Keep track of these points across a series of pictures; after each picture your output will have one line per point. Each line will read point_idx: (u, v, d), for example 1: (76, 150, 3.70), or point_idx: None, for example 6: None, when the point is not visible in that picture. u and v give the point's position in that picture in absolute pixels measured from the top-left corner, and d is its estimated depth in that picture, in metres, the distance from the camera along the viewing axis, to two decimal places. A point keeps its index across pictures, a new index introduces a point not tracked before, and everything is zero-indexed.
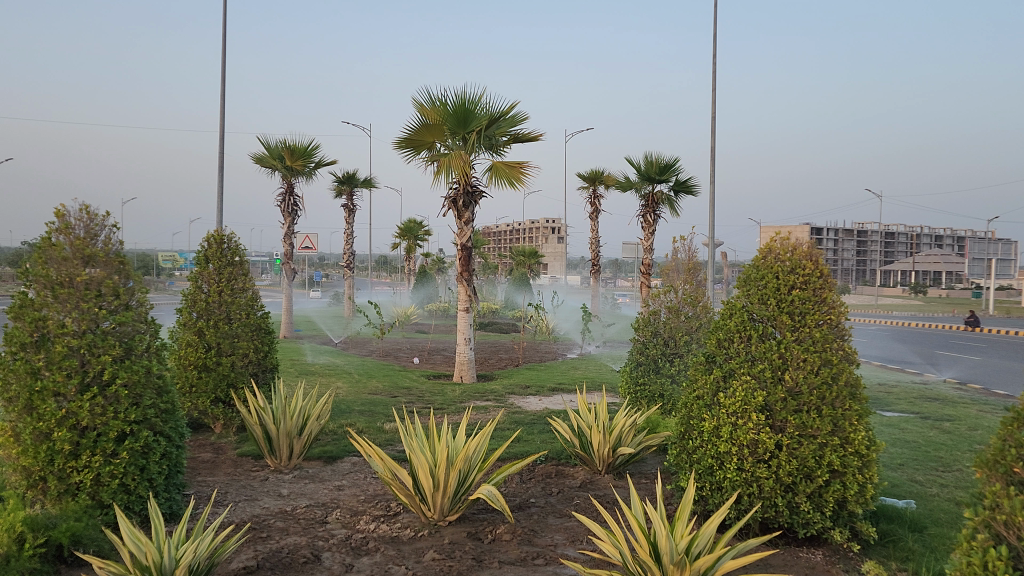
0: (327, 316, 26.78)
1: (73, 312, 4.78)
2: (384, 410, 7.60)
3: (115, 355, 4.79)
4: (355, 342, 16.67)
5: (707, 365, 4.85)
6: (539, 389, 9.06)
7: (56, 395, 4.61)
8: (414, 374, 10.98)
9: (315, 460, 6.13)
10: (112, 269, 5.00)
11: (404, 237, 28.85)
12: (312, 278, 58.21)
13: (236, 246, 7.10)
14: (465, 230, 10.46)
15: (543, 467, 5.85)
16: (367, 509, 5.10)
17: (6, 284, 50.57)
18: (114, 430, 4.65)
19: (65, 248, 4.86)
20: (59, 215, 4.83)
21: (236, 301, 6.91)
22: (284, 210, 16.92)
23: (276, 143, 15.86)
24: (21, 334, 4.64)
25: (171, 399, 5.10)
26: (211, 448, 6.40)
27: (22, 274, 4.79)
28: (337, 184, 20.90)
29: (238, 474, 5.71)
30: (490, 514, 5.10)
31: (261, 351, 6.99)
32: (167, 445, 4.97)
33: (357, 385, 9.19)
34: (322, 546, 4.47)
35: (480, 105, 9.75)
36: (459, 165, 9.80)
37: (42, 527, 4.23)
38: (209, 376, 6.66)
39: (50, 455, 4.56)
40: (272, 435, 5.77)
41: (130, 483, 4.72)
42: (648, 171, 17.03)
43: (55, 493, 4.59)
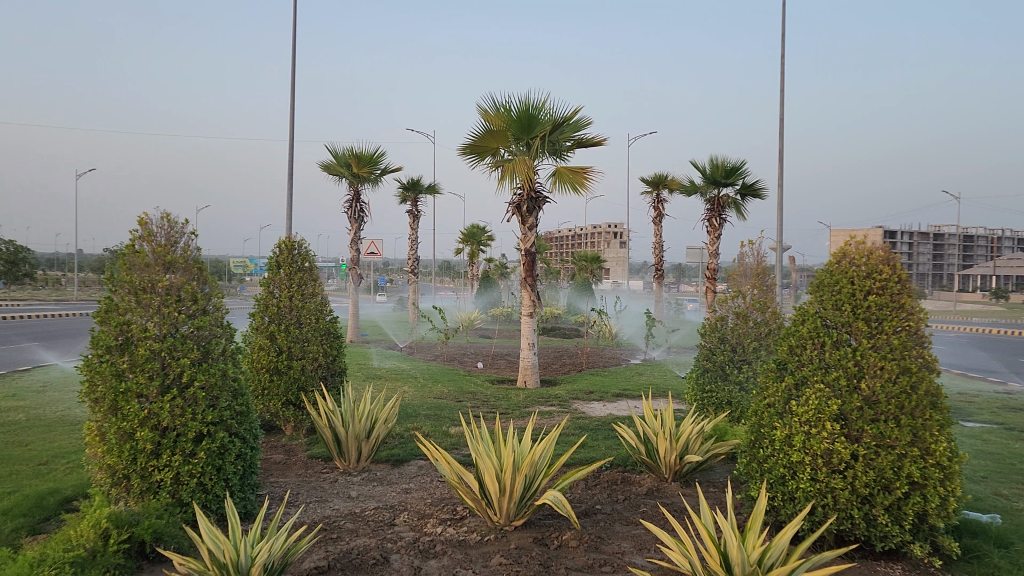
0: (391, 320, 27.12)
1: (155, 317, 4.97)
2: (450, 415, 7.67)
3: (193, 358, 4.97)
4: (420, 346, 16.86)
5: (778, 372, 4.77)
6: (604, 395, 9.00)
7: (139, 396, 4.80)
8: (479, 378, 11.06)
9: (382, 463, 6.22)
10: (191, 275, 5.18)
11: (467, 242, 29.06)
12: (378, 284, 59.11)
13: (306, 251, 7.24)
14: (530, 235, 10.49)
15: (608, 474, 5.82)
16: (434, 512, 5.15)
17: (89, 290, 53.14)
18: (192, 430, 4.80)
19: (147, 255, 5.05)
20: (142, 223, 5.03)
21: (306, 305, 7.06)
22: (351, 216, 17.24)
23: (343, 151, 16.20)
24: (106, 338, 4.83)
25: (245, 401, 5.25)
26: (283, 450, 6.56)
27: (107, 279, 4.99)
28: (402, 190, 21.20)
29: (309, 476, 5.83)
30: (557, 520, 5.09)
31: (330, 355, 7.12)
32: (243, 446, 5.11)
33: (423, 388, 9.31)
34: (390, 548, 4.53)
35: (544, 111, 9.76)
36: (523, 171, 9.82)
37: (126, 523, 4.41)
38: (281, 379, 6.83)
39: (133, 454, 4.74)
40: (341, 438, 5.89)
41: (207, 483, 4.86)
42: (714, 174, 16.79)
43: (137, 491, 4.78)
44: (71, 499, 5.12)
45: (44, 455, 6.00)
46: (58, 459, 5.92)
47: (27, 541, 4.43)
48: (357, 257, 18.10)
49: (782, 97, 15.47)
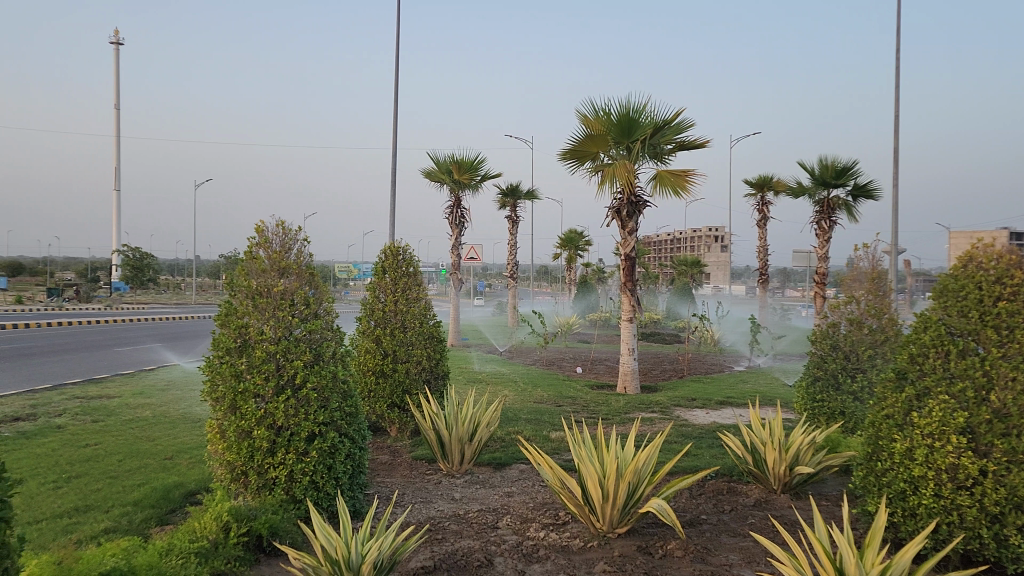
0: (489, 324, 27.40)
1: (271, 320, 5.18)
2: (551, 419, 7.68)
3: (306, 360, 5.15)
4: (518, 350, 16.97)
5: (898, 382, 4.55)
6: (707, 402, 8.81)
7: (256, 396, 5.02)
8: (578, 384, 11.01)
9: (484, 466, 6.28)
10: (304, 281, 5.38)
11: (564, 247, 29.05)
12: (477, 288, 59.92)
13: (410, 257, 7.43)
14: (630, 240, 10.39)
15: (713, 484, 5.70)
16: (537, 517, 5.16)
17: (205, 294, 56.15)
18: (305, 430, 4.98)
19: (264, 261, 5.28)
20: (258, 230, 5.26)
21: (411, 310, 7.21)
22: (452, 222, 17.53)
23: (444, 158, 16.51)
24: (226, 340, 5.08)
25: (354, 403, 5.41)
26: (389, 451, 6.73)
27: (227, 284, 5.25)
28: (500, 196, 21.42)
29: (414, 477, 5.95)
30: (661, 529, 5.01)
31: (434, 358, 7.26)
32: (352, 446, 5.27)
33: (524, 392, 9.35)
34: (495, 551, 4.57)
35: (645, 114, 9.66)
36: (624, 175, 9.72)
37: (244, 518, 4.62)
38: (387, 382, 7.00)
39: (251, 451, 4.96)
40: (445, 440, 5.99)
41: (319, 481, 5.04)
42: (823, 175, 16.21)
43: (255, 487, 5.01)
44: (193, 492, 5.40)
45: (170, 449, 6.37)
46: (182, 454, 6.25)
47: (155, 531, 4.71)
48: (458, 263, 18.38)
49: (896, 94, 14.82)
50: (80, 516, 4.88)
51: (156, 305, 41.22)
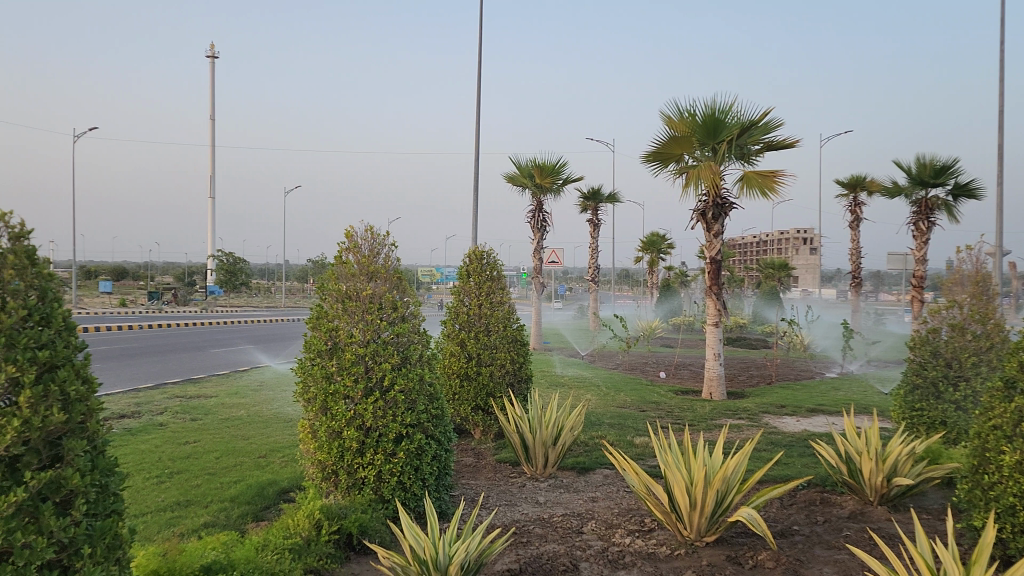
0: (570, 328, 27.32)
1: (360, 323, 5.29)
2: (634, 424, 7.60)
3: (394, 363, 5.24)
4: (600, 354, 16.85)
5: (1006, 391, 4.32)
6: (797, 410, 8.56)
7: (346, 397, 5.14)
8: (662, 389, 10.87)
9: (568, 470, 6.27)
10: (391, 285, 5.48)
11: (646, 250, 28.72)
12: (557, 292, 59.88)
13: (494, 261, 7.49)
14: (715, 242, 10.19)
15: (805, 494, 5.54)
16: (622, 523, 5.11)
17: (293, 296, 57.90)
18: (392, 431, 5.08)
19: (353, 265, 5.41)
20: (348, 235, 5.39)
21: (494, 314, 7.27)
22: (534, 226, 17.57)
23: (526, 163, 16.58)
24: (317, 342, 5.23)
25: (440, 406, 5.48)
26: (472, 453, 6.79)
27: (319, 287, 5.42)
28: (582, 199, 21.38)
29: (498, 480, 5.99)
30: (751, 539, 4.89)
31: (517, 362, 7.29)
32: (438, 448, 5.34)
33: (606, 397, 9.29)
34: (579, 556, 4.55)
35: (731, 114, 9.47)
36: (709, 176, 9.55)
37: (335, 516, 4.74)
38: (471, 385, 7.07)
39: (341, 451, 5.09)
40: (529, 443, 6.01)
41: (406, 481, 5.14)
42: (921, 175, 15.56)
43: (344, 486, 5.13)
44: (286, 490, 5.58)
45: (264, 448, 6.59)
46: (275, 452, 6.47)
47: (251, 526, 4.88)
48: (539, 266, 18.45)
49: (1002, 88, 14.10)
50: (182, 510, 5.10)
51: (247, 305, 45.99)
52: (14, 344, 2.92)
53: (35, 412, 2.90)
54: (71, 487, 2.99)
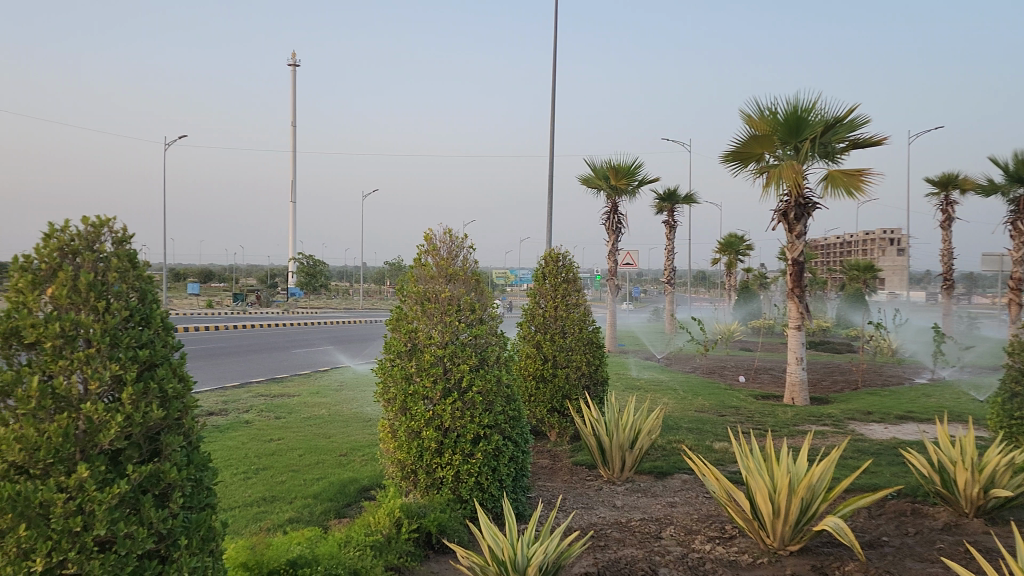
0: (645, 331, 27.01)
1: (438, 324, 5.35)
2: (713, 429, 7.47)
3: (472, 364, 5.28)
4: (677, 357, 16.61)
5: None
6: (886, 417, 8.25)
7: (425, 398, 5.21)
8: (742, 393, 10.63)
9: (645, 474, 6.19)
10: (469, 287, 5.53)
11: (723, 251, 28.18)
12: (632, 294, 59.31)
13: (570, 263, 7.45)
14: (797, 244, 9.93)
15: (895, 504, 5.34)
16: (702, 529, 5.02)
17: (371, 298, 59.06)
18: (470, 432, 5.13)
19: (432, 268, 5.49)
20: (427, 238, 5.47)
21: (570, 316, 7.26)
22: (609, 227, 17.45)
23: (602, 164, 16.48)
24: (397, 343, 5.35)
25: (517, 407, 5.50)
26: (549, 455, 6.79)
27: (399, 290, 5.52)
28: (657, 201, 21.14)
29: (575, 482, 5.97)
30: (838, 548, 4.73)
31: (593, 364, 7.26)
32: (515, 449, 5.36)
33: (684, 401, 9.14)
34: (658, 561, 4.49)
35: (814, 112, 9.22)
36: (791, 176, 9.30)
37: (414, 515, 4.81)
38: (547, 387, 7.08)
39: (420, 451, 5.16)
40: (606, 446, 5.98)
41: (483, 482, 5.19)
42: (1019, 171, 14.80)
43: (423, 486, 5.20)
44: (366, 488, 5.69)
45: (345, 447, 6.73)
46: (355, 451, 6.61)
47: (334, 522, 5.00)
48: (615, 269, 18.32)
49: None
50: (267, 505, 5.26)
51: (327, 306, 47.73)
52: (117, 343, 3.06)
53: (137, 408, 3.04)
54: (170, 480, 3.12)
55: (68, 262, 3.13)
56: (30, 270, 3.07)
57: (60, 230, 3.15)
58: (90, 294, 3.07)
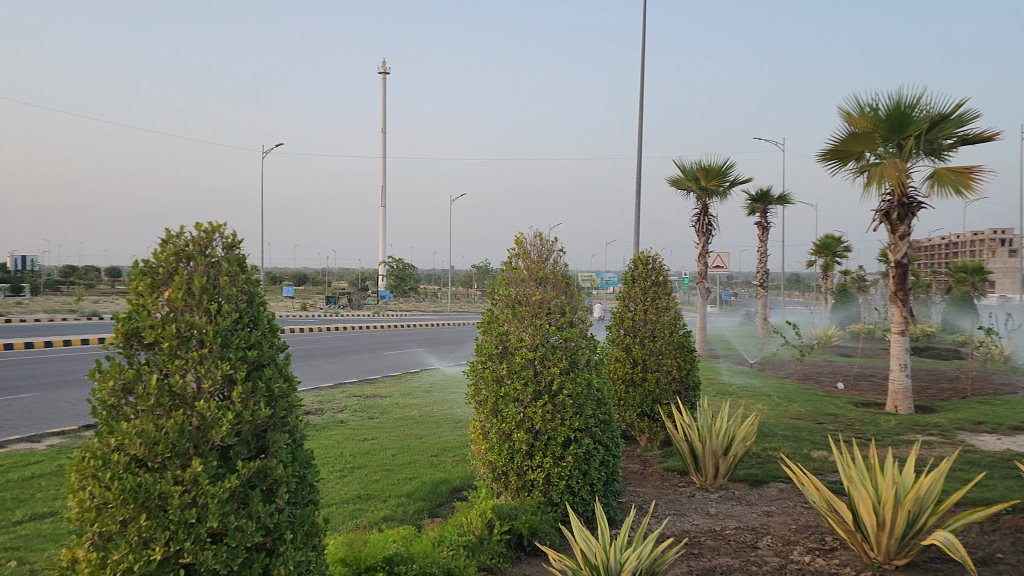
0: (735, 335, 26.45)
1: (529, 327, 5.36)
2: (811, 437, 7.24)
3: (562, 367, 5.27)
4: (771, 362, 16.17)
5: None
6: (999, 427, 7.81)
7: (516, 400, 5.24)
8: (840, 400, 10.26)
9: (740, 482, 6.06)
10: (560, 290, 5.51)
11: (819, 253, 27.29)
12: (721, 297, 58.08)
13: (660, 266, 7.33)
14: (900, 245, 9.52)
15: (1010, 520, 5.04)
16: (801, 540, 4.86)
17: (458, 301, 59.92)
18: (561, 435, 5.13)
19: (523, 271, 5.52)
20: (518, 242, 5.51)
21: (661, 319, 7.16)
22: (698, 229, 17.16)
23: (691, 165, 16.23)
24: (488, 345, 5.41)
25: (608, 411, 5.47)
26: (639, 460, 6.72)
27: (490, 293, 5.58)
28: (749, 202, 20.65)
29: (666, 488, 5.89)
30: (948, 565, 4.50)
31: (684, 369, 7.17)
32: (606, 454, 5.33)
33: (779, 408, 8.90)
34: (755, 571, 4.38)
35: (919, 107, 8.83)
36: (894, 174, 8.93)
37: (506, 517, 4.84)
38: (637, 391, 7.03)
39: (511, 453, 5.20)
40: (698, 452, 5.88)
41: (574, 486, 5.17)
42: None
43: (515, 488, 5.23)
44: (458, 488, 5.77)
45: (436, 448, 6.84)
46: (447, 452, 6.71)
47: (427, 522, 5.09)
48: (705, 272, 18.00)
49: None
50: (363, 503, 5.40)
51: (414, 308, 48.85)
52: (228, 344, 3.20)
53: (245, 406, 3.16)
54: (276, 476, 3.23)
55: (183, 266, 3.30)
56: (150, 274, 3.25)
57: (176, 236, 3.33)
58: (203, 297, 3.22)
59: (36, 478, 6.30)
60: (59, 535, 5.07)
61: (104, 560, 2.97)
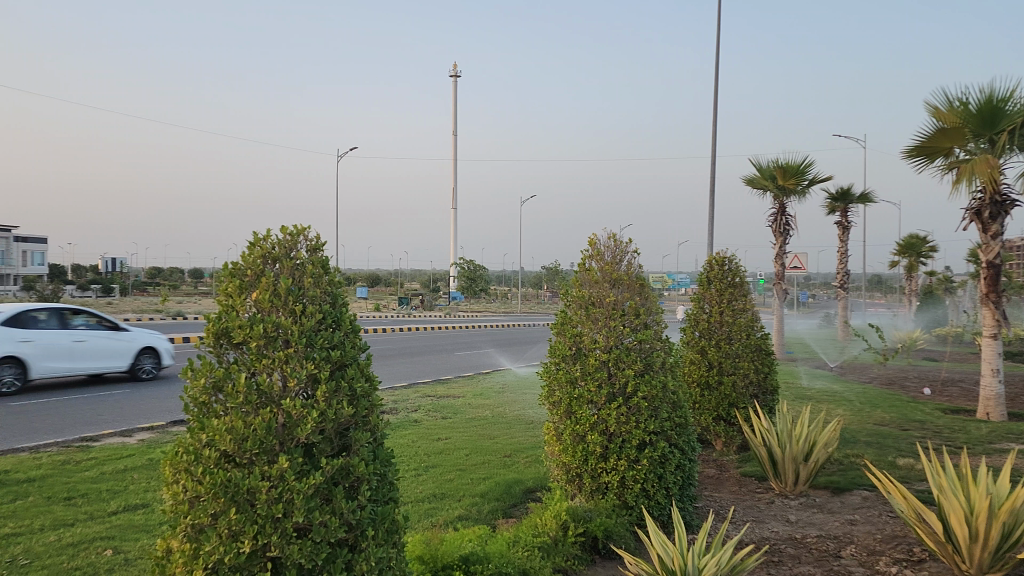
0: (814, 338, 25.75)
1: (603, 329, 5.34)
2: (896, 444, 6.99)
3: (637, 369, 5.21)
4: (853, 366, 15.66)
5: None
6: None
7: (590, 402, 5.22)
8: (926, 407, 9.87)
9: (821, 489, 5.89)
10: (634, 292, 5.46)
11: (903, 254, 26.32)
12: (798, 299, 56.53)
13: (737, 267, 7.19)
14: (992, 245, 9.10)
15: None
16: (887, 550, 4.69)
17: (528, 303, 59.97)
18: (636, 438, 5.08)
19: (596, 272, 5.50)
20: (591, 243, 5.49)
21: (737, 321, 7.03)
22: (776, 229, 16.77)
23: (768, 164, 15.88)
24: (562, 347, 5.41)
25: (684, 414, 5.38)
26: (715, 465, 6.63)
27: (564, 295, 5.58)
28: (829, 201, 20.08)
29: (744, 494, 5.79)
30: None
31: (761, 372, 7.03)
32: (682, 458, 5.26)
33: (862, 413, 8.62)
34: None
35: (1013, 101, 8.44)
36: (985, 171, 8.55)
37: (581, 518, 4.82)
38: (712, 395, 6.93)
39: (585, 455, 5.18)
40: (777, 458, 5.75)
41: (650, 489, 5.12)
42: None
43: (589, 490, 5.21)
44: (532, 489, 5.78)
45: (509, 448, 6.88)
46: (520, 453, 6.73)
47: (501, 522, 5.12)
48: (782, 273, 17.58)
49: None
50: (438, 501, 5.47)
51: (485, 309, 49.15)
52: (313, 344, 3.28)
53: (329, 405, 3.24)
54: (358, 474, 3.30)
55: (270, 268, 3.40)
56: (239, 276, 3.37)
57: (263, 239, 3.43)
58: (288, 298, 3.32)
59: (128, 471, 6.59)
60: (150, 525, 5.30)
61: (196, 552, 3.08)
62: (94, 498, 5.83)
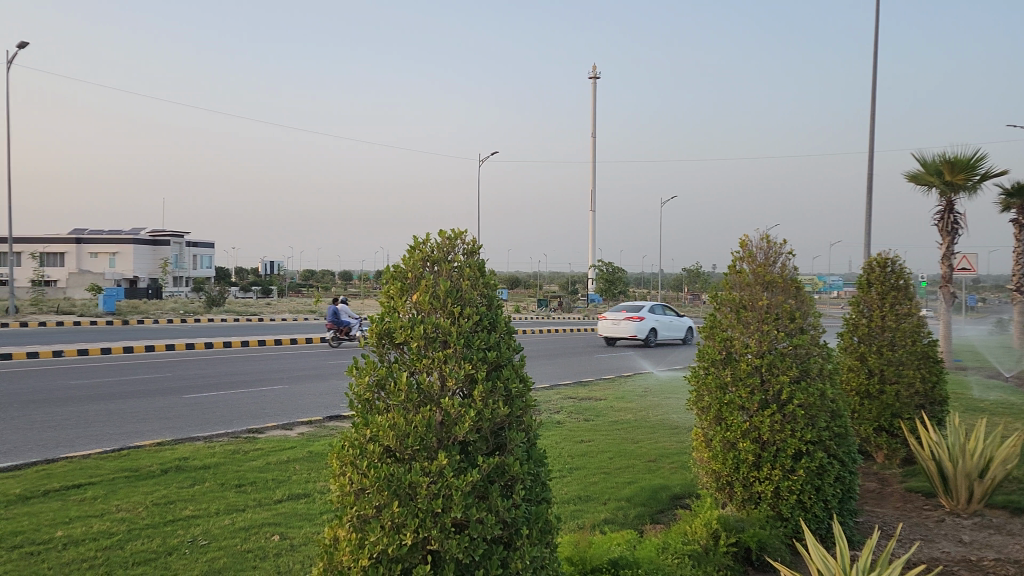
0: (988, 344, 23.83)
1: (755, 333, 5.16)
2: None
3: (792, 376, 5.00)
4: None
5: None
6: None
7: (741, 409, 5.06)
8: None
9: (998, 509, 5.44)
10: (789, 295, 5.25)
11: None
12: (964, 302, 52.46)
13: (901, 268, 6.78)
14: None
15: None
16: None
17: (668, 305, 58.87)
18: (792, 447, 4.87)
19: (748, 274, 5.34)
20: (743, 244, 5.33)
21: (901, 327, 6.64)
22: (942, 228, 15.64)
23: (934, 159, 14.85)
24: (711, 352, 5.29)
25: (844, 423, 5.11)
26: (877, 479, 6.26)
27: (713, 297, 5.44)
28: (1003, 197, 18.50)
29: (909, 511, 5.44)
30: None
31: (929, 381, 6.61)
32: (841, 469, 5.00)
33: None
34: None
35: None
36: None
37: (733, 528, 4.67)
38: (873, 404, 6.59)
39: (736, 463, 5.04)
40: (949, 474, 5.37)
41: (806, 501, 4.91)
42: None
43: (740, 499, 5.06)
44: (679, 496, 5.68)
45: (654, 453, 6.80)
46: (665, 458, 6.64)
47: (648, 527, 5.06)
48: (949, 275, 16.35)
49: None
50: (583, 503, 5.47)
51: None
52: (470, 345, 3.35)
53: (486, 405, 3.31)
54: (513, 472, 3.35)
55: (428, 271, 3.54)
56: (401, 278, 3.51)
57: (422, 243, 3.58)
58: (448, 300, 3.42)
59: (290, 462, 7.00)
60: (312, 515, 5.61)
61: (362, 542, 3.22)
62: (262, 487, 6.24)
